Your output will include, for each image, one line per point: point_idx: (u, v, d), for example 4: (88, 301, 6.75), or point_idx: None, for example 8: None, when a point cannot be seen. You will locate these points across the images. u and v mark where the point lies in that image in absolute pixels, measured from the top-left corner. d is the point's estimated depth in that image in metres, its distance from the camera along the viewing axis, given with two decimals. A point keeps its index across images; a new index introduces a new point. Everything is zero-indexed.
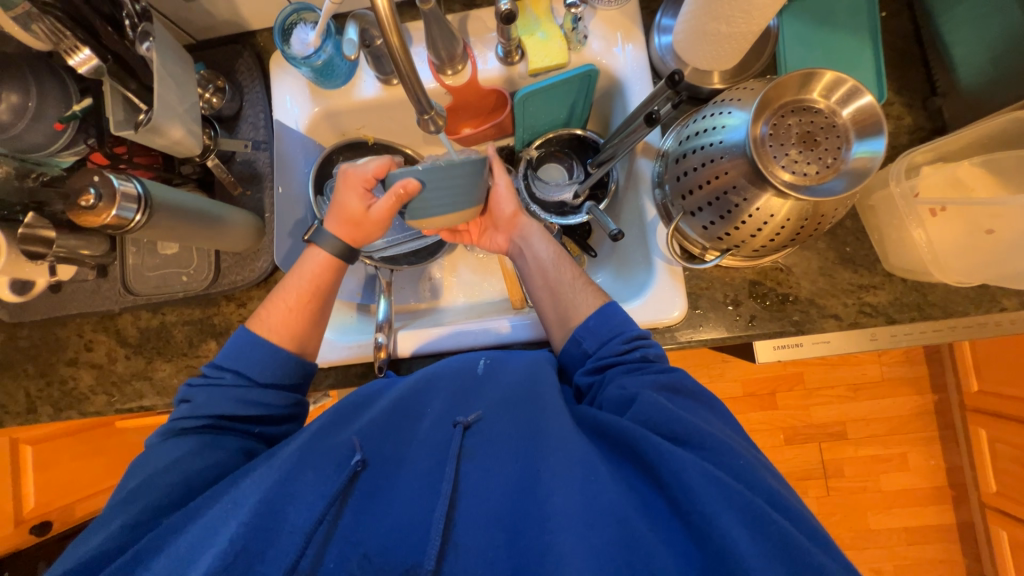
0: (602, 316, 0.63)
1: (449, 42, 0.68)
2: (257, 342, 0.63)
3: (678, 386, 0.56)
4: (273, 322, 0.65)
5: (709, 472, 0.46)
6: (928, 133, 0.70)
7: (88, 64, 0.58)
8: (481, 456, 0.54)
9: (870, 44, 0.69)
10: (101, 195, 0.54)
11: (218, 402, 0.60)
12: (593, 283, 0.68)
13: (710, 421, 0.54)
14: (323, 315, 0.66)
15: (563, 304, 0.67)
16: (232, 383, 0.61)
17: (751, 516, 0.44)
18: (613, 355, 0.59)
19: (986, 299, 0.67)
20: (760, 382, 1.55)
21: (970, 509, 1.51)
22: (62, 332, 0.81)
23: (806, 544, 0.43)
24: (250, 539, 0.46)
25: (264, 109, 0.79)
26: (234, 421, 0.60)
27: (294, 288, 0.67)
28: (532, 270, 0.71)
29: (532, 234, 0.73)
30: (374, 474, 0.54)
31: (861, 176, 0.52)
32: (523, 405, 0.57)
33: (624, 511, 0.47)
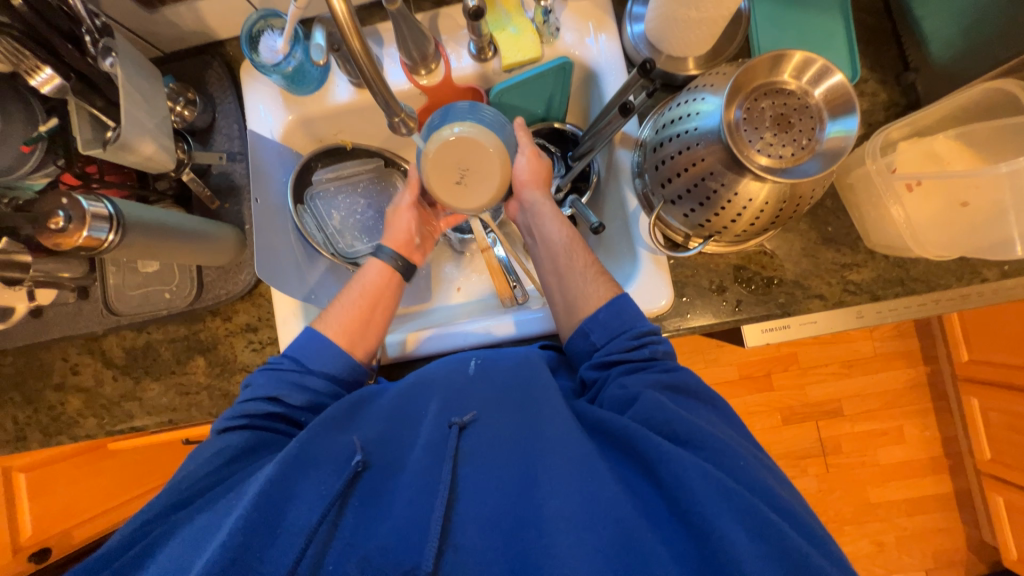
0: (613, 309, 0.62)
1: (420, 40, 0.67)
2: (312, 335, 0.64)
3: (682, 385, 0.57)
4: (333, 323, 0.66)
5: (708, 471, 0.46)
6: (903, 108, 0.70)
7: (51, 83, 0.57)
8: (477, 459, 0.53)
9: (840, 22, 0.69)
10: (70, 217, 0.53)
11: (276, 383, 0.61)
12: (606, 273, 0.66)
13: (710, 421, 0.55)
14: (362, 331, 0.67)
15: (573, 292, 0.66)
16: (290, 369, 0.62)
17: (754, 522, 0.44)
18: (621, 350, 0.59)
19: (967, 271, 0.67)
20: (754, 364, 1.56)
21: (966, 477, 1.54)
22: (46, 356, 0.79)
23: (807, 548, 0.43)
24: (250, 533, 0.45)
25: (237, 120, 0.78)
26: (288, 405, 0.60)
27: (357, 295, 0.69)
28: (545, 253, 0.71)
29: (542, 214, 0.70)
30: (374, 477, 0.54)
31: (835, 156, 0.52)
32: (518, 405, 0.58)
33: (622, 512, 0.47)
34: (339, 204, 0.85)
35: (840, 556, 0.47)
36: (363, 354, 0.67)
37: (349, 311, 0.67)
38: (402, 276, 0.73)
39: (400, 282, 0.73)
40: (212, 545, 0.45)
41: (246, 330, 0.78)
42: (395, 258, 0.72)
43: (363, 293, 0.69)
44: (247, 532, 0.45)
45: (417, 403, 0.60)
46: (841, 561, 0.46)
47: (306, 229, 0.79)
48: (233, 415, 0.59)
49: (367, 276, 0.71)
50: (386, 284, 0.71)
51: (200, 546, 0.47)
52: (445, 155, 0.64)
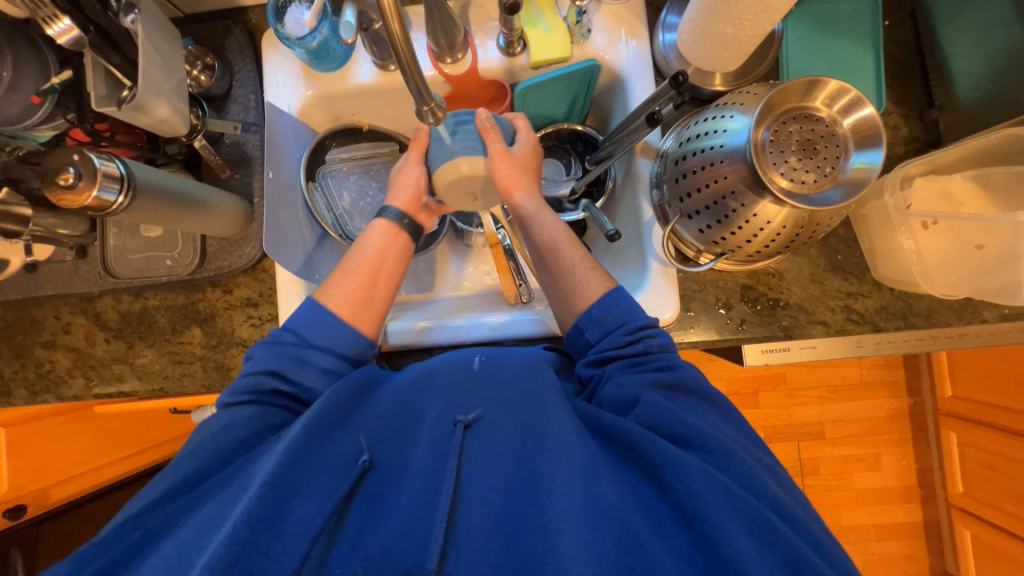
0: (605, 305, 0.61)
1: (450, 28, 0.66)
2: (315, 308, 0.63)
3: (679, 384, 0.56)
4: (333, 293, 0.65)
5: (714, 476, 0.47)
6: (923, 145, 0.70)
7: (68, 35, 0.55)
8: (481, 459, 0.53)
9: (871, 53, 0.69)
10: (80, 175, 0.52)
11: (275, 357, 0.59)
12: (600, 267, 0.66)
13: (711, 421, 0.54)
14: (366, 299, 0.65)
15: (566, 292, 0.65)
16: (289, 341, 0.61)
17: (758, 528, 0.45)
18: (614, 346, 0.59)
19: (968, 311, 0.68)
20: (743, 381, 1.58)
21: (936, 508, 1.58)
22: (38, 312, 0.78)
23: (811, 556, 0.44)
24: (254, 527, 0.44)
25: (254, 90, 0.76)
26: (287, 381, 0.59)
27: (362, 260, 0.67)
28: (532, 254, 0.69)
29: (527, 217, 0.68)
30: (382, 478, 0.53)
31: (857, 186, 0.52)
32: (523, 406, 0.57)
33: (625, 513, 0.48)
34: (350, 185, 0.83)
35: (841, 562, 0.47)
36: (366, 326, 0.65)
37: (352, 278, 0.66)
38: (409, 237, 0.70)
39: (407, 241, 0.70)
40: (215, 538, 0.44)
41: (246, 305, 0.77)
42: (405, 220, 0.70)
43: (364, 259, 0.67)
44: (251, 526, 0.44)
45: (420, 401, 0.60)
46: (843, 566, 0.47)
47: (314, 207, 0.78)
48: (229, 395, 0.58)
49: (373, 237, 0.69)
50: (391, 245, 0.69)
51: (206, 536, 0.46)
52: (460, 181, 0.65)
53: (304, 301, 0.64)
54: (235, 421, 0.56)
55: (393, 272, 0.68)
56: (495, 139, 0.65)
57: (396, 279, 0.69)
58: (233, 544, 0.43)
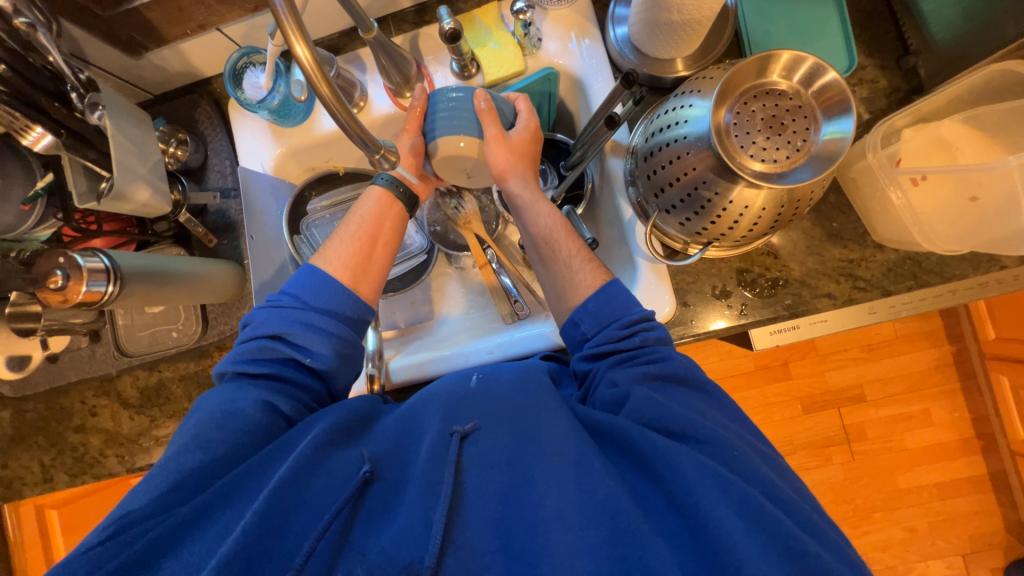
0: (603, 297, 0.59)
1: (402, 62, 0.67)
2: (312, 273, 0.63)
3: (672, 374, 0.55)
4: (331, 257, 0.65)
5: (703, 463, 0.46)
6: (906, 94, 0.66)
7: (43, 141, 0.58)
8: (477, 466, 0.52)
9: (834, 9, 0.66)
10: (68, 274, 0.54)
11: (275, 322, 0.60)
12: (595, 260, 0.64)
13: (702, 409, 0.53)
14: (364, 261, 0.66)
15: (560, 284, 0.63)
16: (290, 306, 0.61)
17: (747, 509, 0.43)
18: (610, 339, 0.57)
19: (984, 260, 0.64)
20: (770, 354, 1.52)
21: (1001, 457, 1.48)
22: (66, 400, 0.82)
23: (799, 534, 0.42)
24: (257, 542, 0.46)
25: (228, 156, 0.78)
26: (290, 344, 0.59)
27: (358, 226, 0.67)
28: (528, 243, 0.68)
29: (522, 205, 0.67)
30: (383, 489, 0.53)
31: (831, 159, 0.50)
32: (520, 410, 0.55)
33: (620, 505, 0.47)
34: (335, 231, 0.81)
35: (842, 548, 0.45)
36: (366, 292, 0.65)
37: (349, 244, 0.66)
38: (403, 206, 0.70)
39: (402, 210, 0.70)
40: (222, 545, 0.45)
41: None
42: (396, 186, 0.69)
43: (361, 224, 0.67)
44: (255, 538, 0.46)
45: (418, 418, 0.59)
46: (841, 548, 0.45)
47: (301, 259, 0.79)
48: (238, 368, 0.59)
49: (366, 205, 0.69)
50: (388, 213, 0.68)
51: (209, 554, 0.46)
52: (456, 158, 0.67)
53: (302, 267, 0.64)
54: (239, 403, 0.56)
55: (391, 240, 0.69)
56: (490, 123, 0.64)
57: (392, 248, 0.69)
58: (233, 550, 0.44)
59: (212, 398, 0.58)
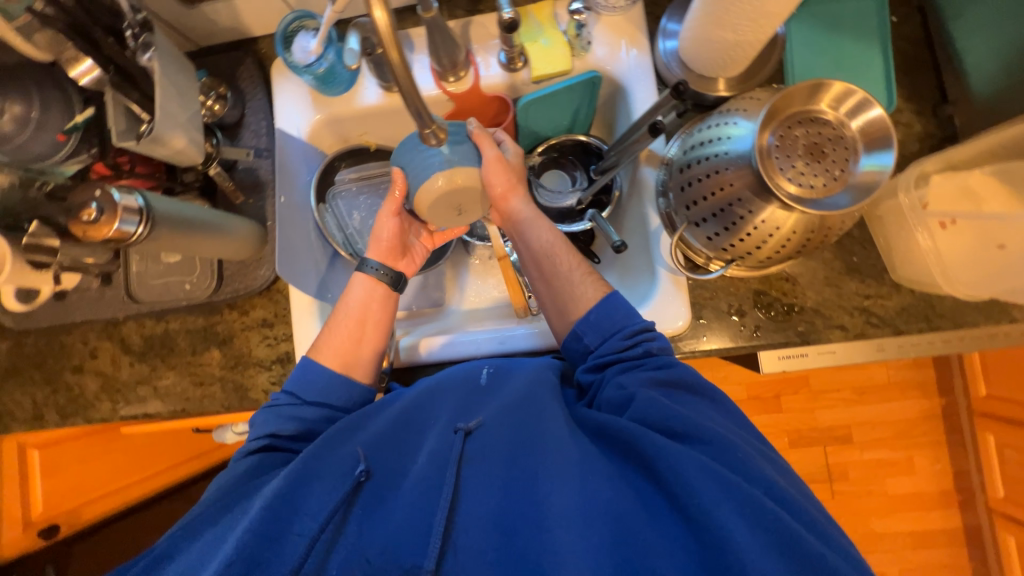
0: (604, 309, 0.61)
1: (451, 47, 0.67)
2: (306, 366, 0.64)
3: (676, 381, 0.55)
4: (322, 347, 0.66)
5: (705, 463, 0.46)
6: (939, 141, 0.68)
7: (90, 74, 0.58)
8: (480, 461, 0.53)
9: (878, 49, 0.68)
10: (102, 209, 0.54)
11: (270, 421, 0.60)
12: (595, 273, 0.66)
13: (708, 414, 0.53)
14: (355, 349, 0.66)
15: (563, 298, 0.65)
16: (286, 403, 0.62)
17: (750, 510, 0.44)
18: (613, 351, 0.59)
19: (997, 311, 0.66)
20: (763, 385, 1.54)
21: (977, 513, 1.50)
22: (67, 339, 0.81)
23: (802, 533, 0.43)
24: (257, 545, 0.46)
25: (266, 117, 0.79)
26: (286, 441, 0.60)
27: (347, 315, 0.67)
28: (528, 258, 0.69)
29: (524, 222, 0.68)
30: (378, 484, 0.53)
31: (868, 190, 0.52)
32: (520, 408, 0.56)
33: (623, 508, 0.47)
34: (360, 206, 0.83)
35: (846, 550, 0.46)
36: (360, 375, 0.66)
37: (341, 331, 0.66)
38: (390, 287, 0.70)
39: (389, 290, 0.70)
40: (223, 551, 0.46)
41: (262, 326, 0.78)
42: (383, 271, 0.69)
43: (351, 311, 0.67)
44: (256, 542, 0.46)
45: (422, 411, 0.59)
46: (846, 548, 0.46)
47: (324, 228, 0.80)
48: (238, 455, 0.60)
49: (355, 291, 0.69)
50: (374, 294, 0.69)
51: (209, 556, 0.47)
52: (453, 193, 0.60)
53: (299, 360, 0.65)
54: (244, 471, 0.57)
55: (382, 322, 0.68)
56: (489, 146, 0.63)
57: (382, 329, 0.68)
58: (237, 550, 0.45)
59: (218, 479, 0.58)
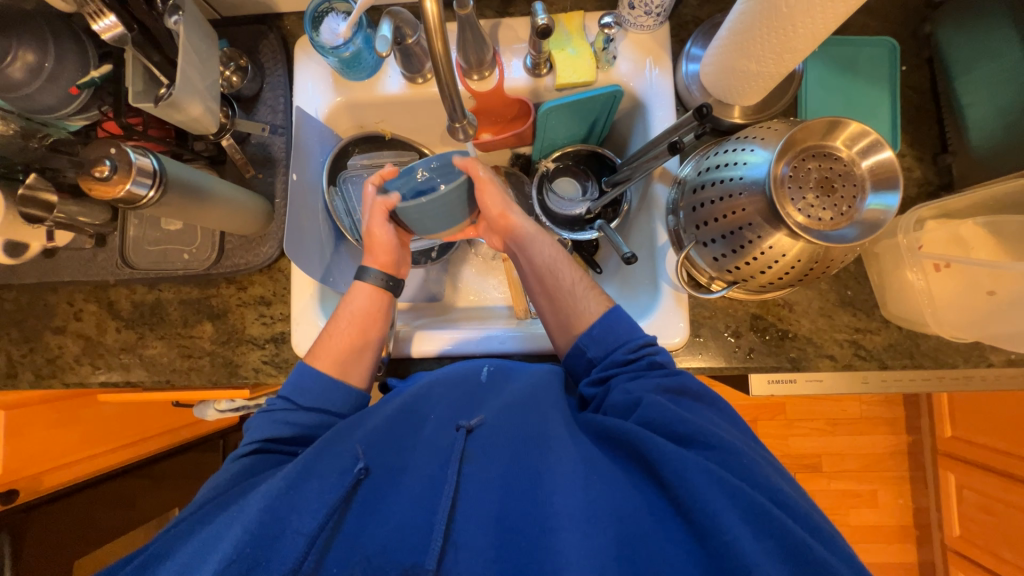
0: (606, 324, 0.62)
1: (479, 47, 0.68)
2: (301, 370, 0.62)
3: (682, 388, 0.57)
4: (318, 352, 0.64)
5: (710, 469, 0.47)
6: (935, 188, 0.72)
7: (112, 31, 0.57)
8: (482, 458, 0.53)
9: (887, 96, 0.71)
10: (116, 168, 0.53)
11: (266, 426, 0.59)
12: (597, 286, 0.67)
13: (712, 420, 0.54)
14: (351, 358, 0.64)
15: (567, 312, 0.65)
16: (282, 408, 0.60)
17: (751, 513, 0.45)
18: (617, 364, 0.60)
19: (975, 354, 0.69)
20: (742, 408, 1.57)
21: (932, 549, 1.56)
22: (52, 298, 0.78)
23: (808, 540, 0.43)
24: (255, 544, 0.45)
25: (284, 94, 0.78)
26: (282, 446, 0.59)
27: (346, 324, 0.65)
28: (529, 273, 0.69)
29: (526, 238, 0.69)
30: (376, 481, 0.52)
31: (873, 227, 0.54)
32: (519, 408, 0.57)
33: (625, 510, 0.48)
34: None
35: (846, 553, 0.46)
36: (356, 381, 0.64)
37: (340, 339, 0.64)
38: (392, 296, 0.69)
39: (390, 301, 0.69)
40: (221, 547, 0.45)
41: (259, 303, 0.77)
42: (381, 277, 0.68)
43: (349, 319, 0.65)
44: (254, 542, 0.45)
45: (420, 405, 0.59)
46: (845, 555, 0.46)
47: (334, 211, 0.80)
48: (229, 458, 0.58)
49: (356, 300, 0.67)
50: (374, 305, 0.67)
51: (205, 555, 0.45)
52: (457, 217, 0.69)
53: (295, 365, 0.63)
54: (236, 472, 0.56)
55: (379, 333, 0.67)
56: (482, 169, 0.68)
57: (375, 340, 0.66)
58: (236, 550, 0.44)
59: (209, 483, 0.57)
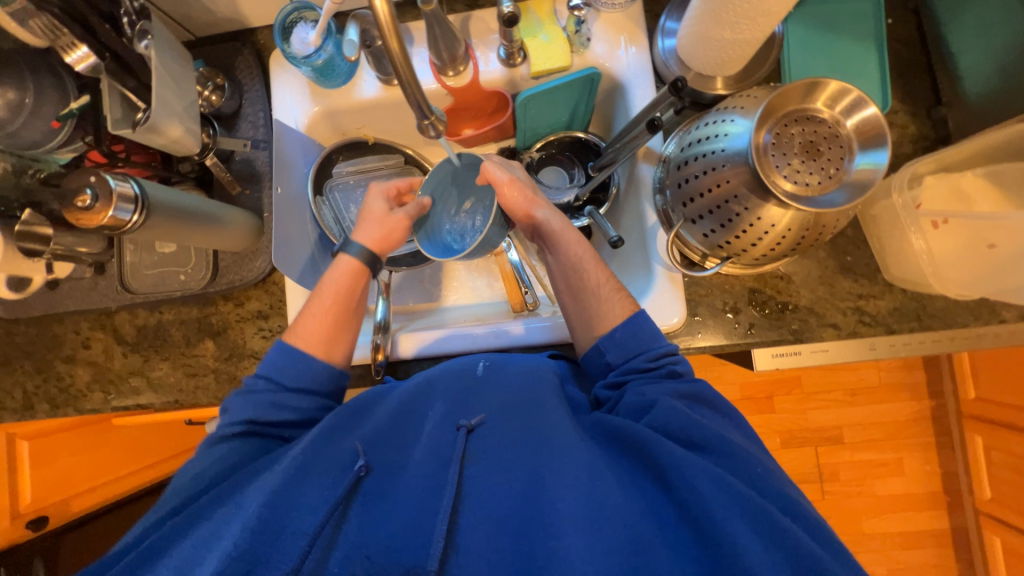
0: (629, 329, 0.61)
1: (450, 41, 0.67)
2: (283, 350, 0.62)
3: (698, 395, 0.56)
4: (301, 333, 0.64)
5: (721, 478, 0.47)
6: (932, 143, 0.69)
7: (85, 61, 0.58)
8: (485, 459, 0.53)
9: (874, 51, 0.68)
10: (97, 196, 0.54)
11: (251, 407, 0.59)
12: (623, 289, 0.65)
13: (725, 428, 0.54)
14: (332, 334, 0.64)
15: (590, 314, 0.64)
16: (264, 389, 0.60)
17: (763, 526, 0.44)
18: (637, 371, 0.59)
19: (986, 311, 0.66)
20: (757, 385, 1.55)
21: (964, 515, 1.52)
22: (59, 328, 0.80)
23: (817, 552, 0.43)
24: (254, 540, 0.45)
25: (263, 108, 0.78)
26: (266, 426, 0.59)
27: (325, 296, 0.66)
28: (556, 270, 0.68)
29: (553, 234, 0.67)
30: (377, 479, 0.53)
31: (862, 188, 0.52)
32: (522, 412, 0.56)
33: (631, 517, 0.47)
34: (356, 198, 0.84)
35: (853, 563, 0.46)
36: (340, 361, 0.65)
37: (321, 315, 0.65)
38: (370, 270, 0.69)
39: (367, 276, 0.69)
40: (221, 544, 0.46)
41: (257, 317, 0.78)
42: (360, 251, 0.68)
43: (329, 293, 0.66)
44: (254, 539, 0.45)
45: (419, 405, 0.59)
46: (854, 566, 0.46)
47: (322, 222, 0.80)
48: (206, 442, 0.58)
49: (335, 275, 0.67)
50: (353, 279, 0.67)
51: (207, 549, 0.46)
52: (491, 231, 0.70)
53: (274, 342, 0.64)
54: (218, 459, 0.56)
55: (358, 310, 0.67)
56: (499, 170, 0.67)
57: (354, 316, 0.67)
58: (240, 546, 0.45)
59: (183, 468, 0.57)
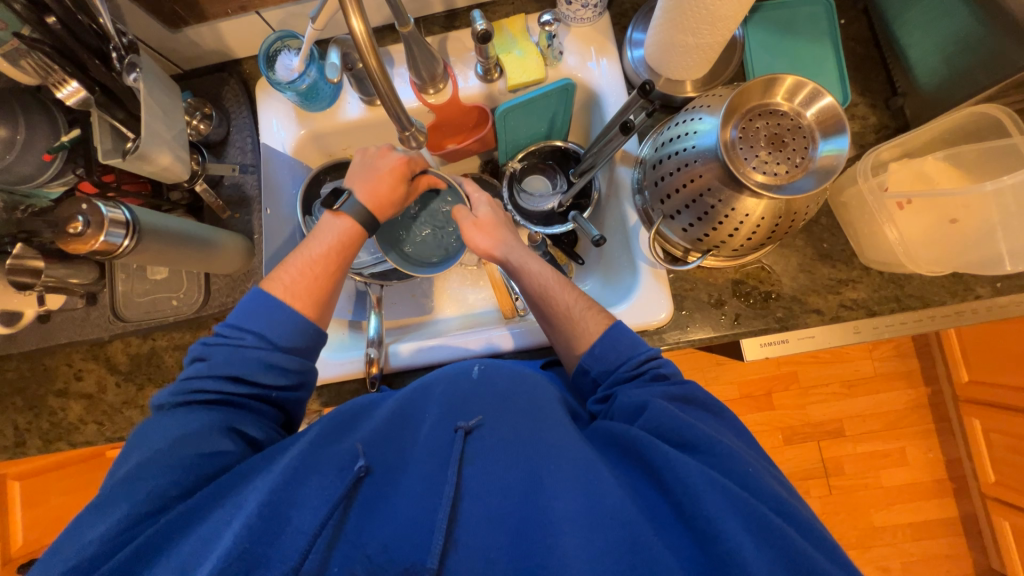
0: (608, 342, 0.62)
1: (430, 62, 0.70)
2: (269, 325, 0.61)
3: (690, 397, 0.57)
4: (296, 291, 0.64)
5: (715, 478, 0.47)
6: (892, 131, 0.73)
7: (76, 96, 0.59)
8: (483, 459, 0.53)
9: (830, 49, 0.72)
10: (88, 222, 0.55)
11: (236, 364, 0.58)
12: (596, 305, 0.67)
13: (718, 430, 0.55)
14: (318, 310, 0.65)
15: (569, 336, 0.65)
16: (253, 346, 0.60)
17: (759, 527, 0.44)
18: (621, 381, 0.60)
19: (960, 288, 0.69)
20: (754, 383, 1.56)
21: (971, 501, 1.51)
22: (51, 361, 0.80)
23: (812, 551, 0.44)
24: (254, 540, 0.45)
25: (251, 134, 0.80)
26: (249, 386, 0.59)
27: (315, 261, 0.66)
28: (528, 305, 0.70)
29: (519, 271, 0.70)
30: (377, 481, 0.53)
31: (828, 173, 0.54)
32: (521, 410, 0.57)
33: (628, 514, 0.47)
34: None
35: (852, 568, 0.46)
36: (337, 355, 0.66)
37: (315, 267, 0.66)
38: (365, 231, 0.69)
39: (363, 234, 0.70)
40: (221, 543, 0.45)
41: None
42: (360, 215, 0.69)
43: (321, 254, 0.67)
44: (253, 540, 0.45)
45: (418, 409, 0.60)
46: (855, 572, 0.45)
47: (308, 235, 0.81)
48: (180, 392, 0.58)
49: (328, 236, 0.68)
50: (343, 238, 0.68)
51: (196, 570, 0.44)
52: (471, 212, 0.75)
53: (250, 291, 0.64)
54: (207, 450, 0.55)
55: (349, 264, 0.69)
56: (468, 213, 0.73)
57: (344, 274, 0.68)
58: (238, 546, 0.44)
59: (148, 427, 0.56)
